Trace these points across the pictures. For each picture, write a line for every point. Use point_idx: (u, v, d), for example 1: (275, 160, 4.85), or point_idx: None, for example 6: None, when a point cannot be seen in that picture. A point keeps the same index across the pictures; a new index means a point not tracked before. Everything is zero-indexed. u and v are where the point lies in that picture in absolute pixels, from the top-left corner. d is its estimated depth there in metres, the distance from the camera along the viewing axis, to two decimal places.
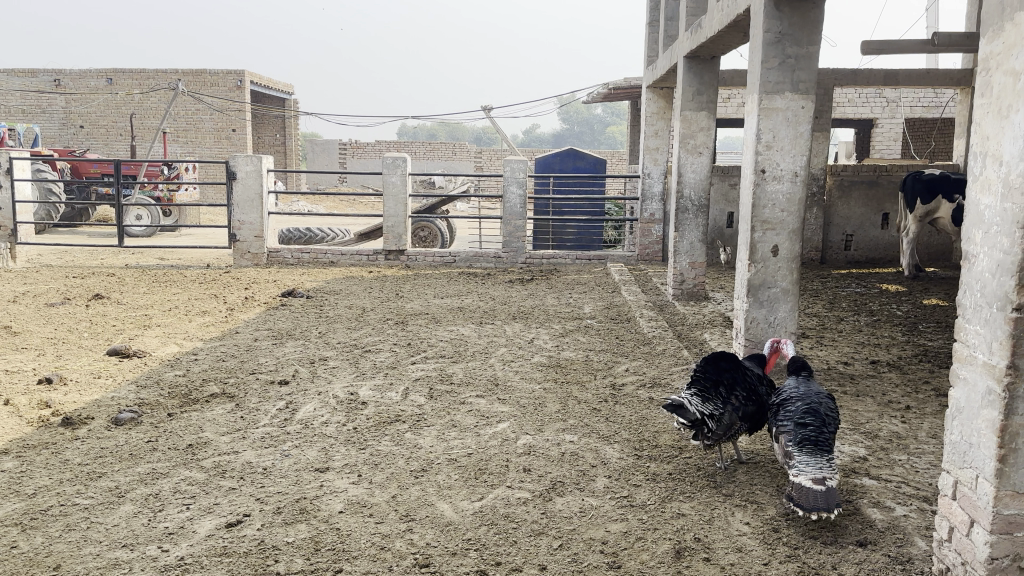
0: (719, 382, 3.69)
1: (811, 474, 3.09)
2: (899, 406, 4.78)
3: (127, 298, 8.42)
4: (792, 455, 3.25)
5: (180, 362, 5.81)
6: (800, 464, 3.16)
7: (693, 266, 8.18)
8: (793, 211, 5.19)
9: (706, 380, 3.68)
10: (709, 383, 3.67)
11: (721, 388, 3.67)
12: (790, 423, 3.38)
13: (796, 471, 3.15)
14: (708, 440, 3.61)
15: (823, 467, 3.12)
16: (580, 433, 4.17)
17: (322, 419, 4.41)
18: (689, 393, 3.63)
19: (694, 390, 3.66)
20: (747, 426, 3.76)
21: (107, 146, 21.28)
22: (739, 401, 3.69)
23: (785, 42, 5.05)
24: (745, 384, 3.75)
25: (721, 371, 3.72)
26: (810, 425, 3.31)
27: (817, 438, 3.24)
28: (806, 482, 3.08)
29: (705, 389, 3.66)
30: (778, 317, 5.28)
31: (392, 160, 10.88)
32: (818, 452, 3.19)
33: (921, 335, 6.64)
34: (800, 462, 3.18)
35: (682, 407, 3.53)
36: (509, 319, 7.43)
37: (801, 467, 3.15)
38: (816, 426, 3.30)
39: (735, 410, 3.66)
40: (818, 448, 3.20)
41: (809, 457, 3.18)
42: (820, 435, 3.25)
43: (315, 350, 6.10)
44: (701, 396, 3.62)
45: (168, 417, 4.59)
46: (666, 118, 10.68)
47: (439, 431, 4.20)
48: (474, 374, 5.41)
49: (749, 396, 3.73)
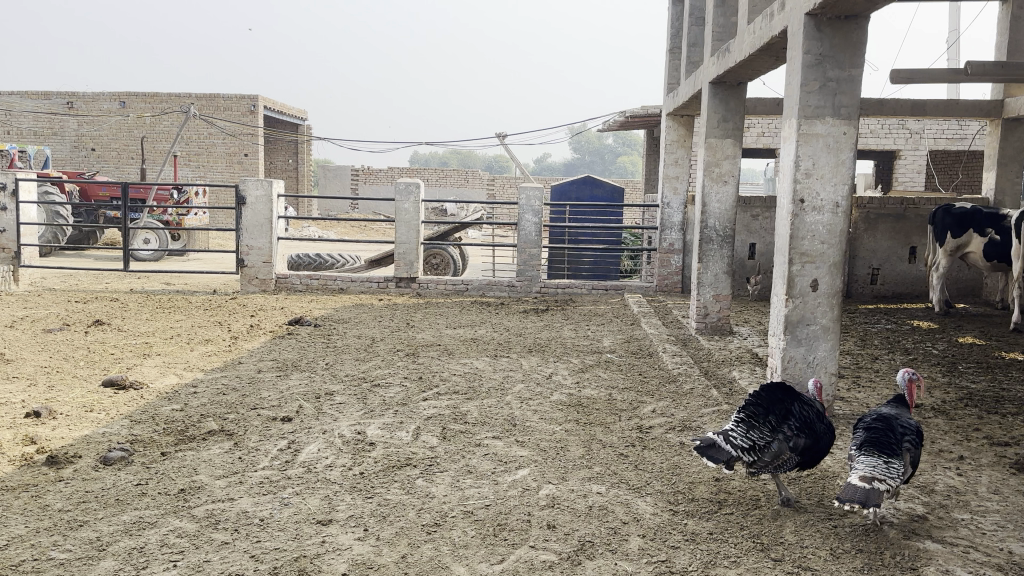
0: (769, 409, 3.46)
1: (862, 472, 3.11)
2: (951, 455, 4.40)
3: (128, 324, 8.11)
4: (855, 458, 3.29)
5: (178, 395, 5.48)
6: (855, 465, 3.19)
7: (717, 299, 7.81)
8: (834, 243, 4.86)
9: (759, 407, 3.46)
10: (757, 410, 3.46)
11: (768, 417, 3.44)
12: (860, 431, 3.44)
13: (851, 471, 3.19)
14: (751, 468, 3.41)
15: (878, 468, 3.13)
16: (607, 483, 3.81)
17: (325, 462, 4.07)
18: (732, 424, 3.42)
19: (743, 417, 3.45)
20: (799, 459, 3.47)
21: (119, 170, 21.17)
22: (790, 430, 3.43)
23: (825, 64, 4.75)
24: (802, 415, 3.48)
25: (769, 398, 3.50)
26: (878, 435, 3.34)
27: (881, 446, 3.26)
28: (856, 480, 3.11)
29: (755, 417, 3.44)
30: (818, 356, 4.94)
31: (405, 186, 10.60)
32: (878, 456, 3.20)
33: (963, 377, 6.25)
34: (858, 464, 3.21)
35: (712, 440, 3.36)
36: (525, 352, 7.08)
37: (856, 467, 3.17)
38: (883, 436, 3.33)
39: (786, 441, 3.41)
40: (879, 451, 3.23)
41: (868, 459, 3.21)
42: (884, 444, 3.26)
43: (321, 384, 5.75)
44: (748, 423, 3.41)
45: (161, 456, 4.26)
46: (686, 146, 10.39)
47: (452, 478, 3.85)
48: (490, 413, 5.05)
49: (802, 427, 3.45)
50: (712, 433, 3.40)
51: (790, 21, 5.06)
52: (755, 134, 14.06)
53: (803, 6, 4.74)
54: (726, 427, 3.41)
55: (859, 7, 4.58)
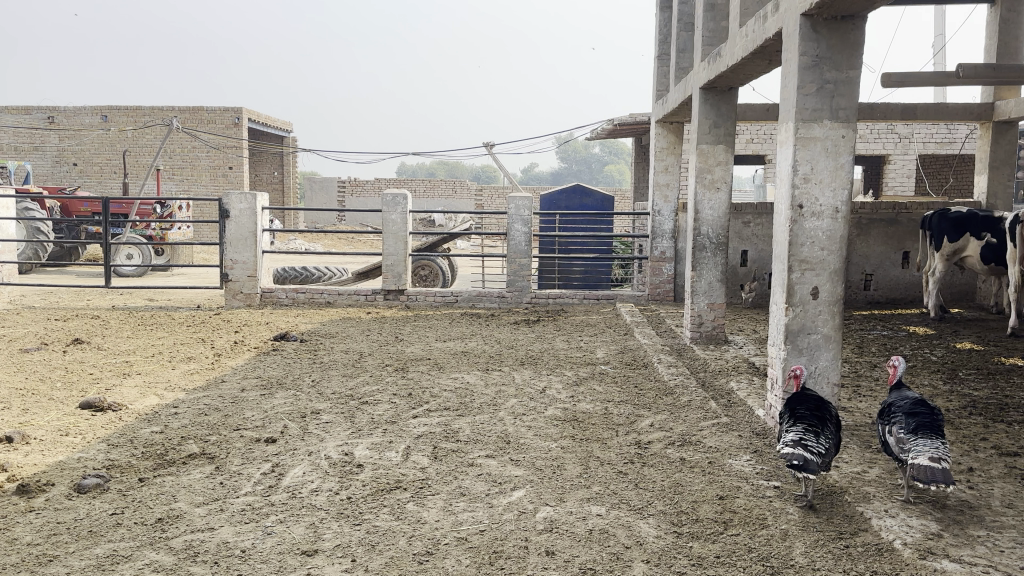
0: (816, 416, 3.68)
1: (928, 453, 3.41)
2: (960, 468, 4.26)
3: (108, 343, 7.89)
4: (910, 442, 3.59)
5: (158, 417, 5.27)
6: (916, 447, 3.49)
7: (711, 308, 7.68)
8: (834, 249, 4.72)
9: (812, 418, 3.66)
10: (806, 421, 3.66)
11: (819, 423, 3.66)
12: (903, 417, 3.76)
13: (913, 452, 3.48)
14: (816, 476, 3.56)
15: (938, 449, 3.45)
16: (607, 504, 3.64)
17: (311, 486, 3.88)
18: (801, 437, 3.53)
19: (804, 429, 3.60)
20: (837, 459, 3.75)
21: (101, 184, 20.90)
22: (833, 433, 3.71)
23: (822, 66, 4.62)
24: (834, 418, 3.79)
25: (806, 407, 3.75)
26: (922, 419, 3.69)
27: (930, 428, 3.60)
28: (923, 461, 3.40)
29: (813, 427, 3.62)
30: (819, 366, 4.80)
31: (391, 198, 10.43)
32: (933, 438, 3.52)
33: (964, 384, 6.12)
34: (916, 446, 3.52)
35: (799, 451, 3.43)
36: (517, 365, 6.91)
37: (919, 449, 3.46)
38: (927, 419, 3.68)
39: (835, 445, 3.66)
40: (933, 432, 3.55)
41: (925, 441, 3.53)
42: (932, 427, 3.60)
43: (307, 402, 5.56)
44: (813, 433, 3.57)
45: (139, 482, 4.06)
46: (676, 153, 10.26)
47: (444, 502, 3.67)
48: (482, 430, 4.87)
49: (839, 429, 3.76)
50: (793, 449, 3.45)
51: (785, 23, 4.94)
52: (744, 141, 13.98)
53: (799, 7, 4.62)
54: (799, 440, 3.50)
55: (856, 7, 4.46)
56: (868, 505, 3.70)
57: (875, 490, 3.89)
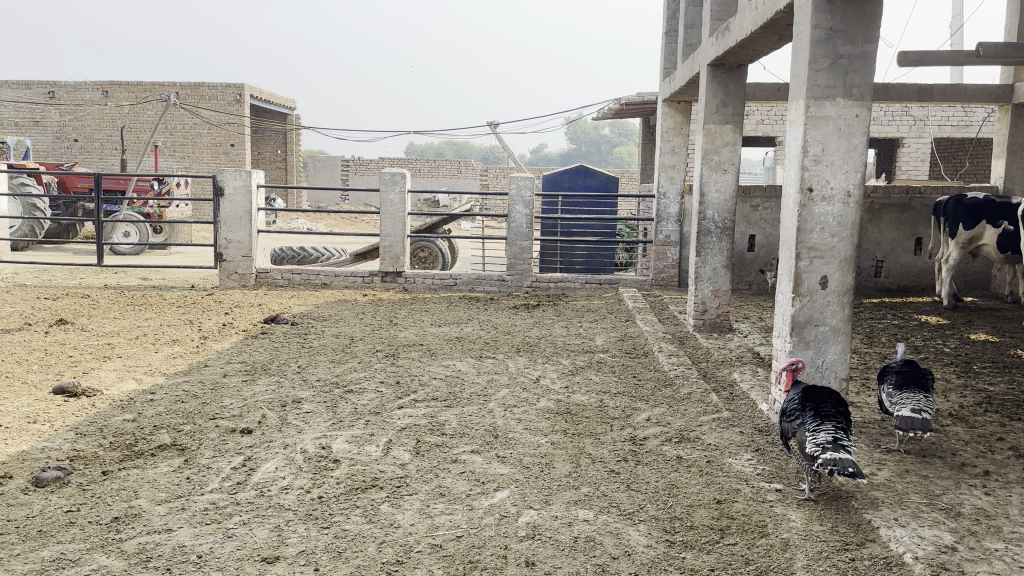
0: (843, 417, 3.53)
1: (910, 406, 4.03)
2: (975, 470, 4.00)
3: (93, 324, 7.65)
4: (895, 395, 4.19)
5: (132, 404, 5.04)
6: (900, 399, 4.10)
7: (716, 294, 7.40)
8: (845, 236, 4.44)
9: (840, 419, 3.51)
10: (834, 422, 3.49)
11: (846, 422, 3.52)
12: (893, 371, 4.35)
13: (898, 403, 4.10)
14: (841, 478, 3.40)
15: (920, 401, 4.05)
16: (595, 508, 3.39)
17: (281, 484, 3.65)
18: (836, 442, 3.37)
19: (834, 430, 3.44)
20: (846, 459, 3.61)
21: (101, 161, 20.65)
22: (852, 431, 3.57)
23: (836, 39, 4.31)
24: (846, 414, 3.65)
25: (826, 402, 3.61)
26: (910, 373, 4.25)
27: (915, 382, 4.19)
28: (906, 412, 4.03)
29: (842, 429, 3.46)
30: (827, 360, 4.53)
31: (389, 176, 10.11)
32: (917, 392, 4.12)
33: (979, 378, 5.84)
34: (900, 398, 4.12)
35: (845, 456, 3.30)
36: (512, 352, 6.66)
37: (903, 401, 4.08)
38: (914, 374, 4.25)
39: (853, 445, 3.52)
40: (917, 388, 4.13)
41: (910, 394, 4.12)
42: (917, 382, 4.18)
43: (289, 390, 5.32)
44: (841, 436, 3.41)
45: (102, 476, 3.83)
46: (683, 133, 9.94)
47: (421, 503, 3.42)
48: (470, 423, 4.63)
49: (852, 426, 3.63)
50: (836, 456, 3.29)
51: None
52: (754, 122, 13.65)
53: None
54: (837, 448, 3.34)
55: None
56: (877, 512, 3.44)
57: (885, 495, 3.62)
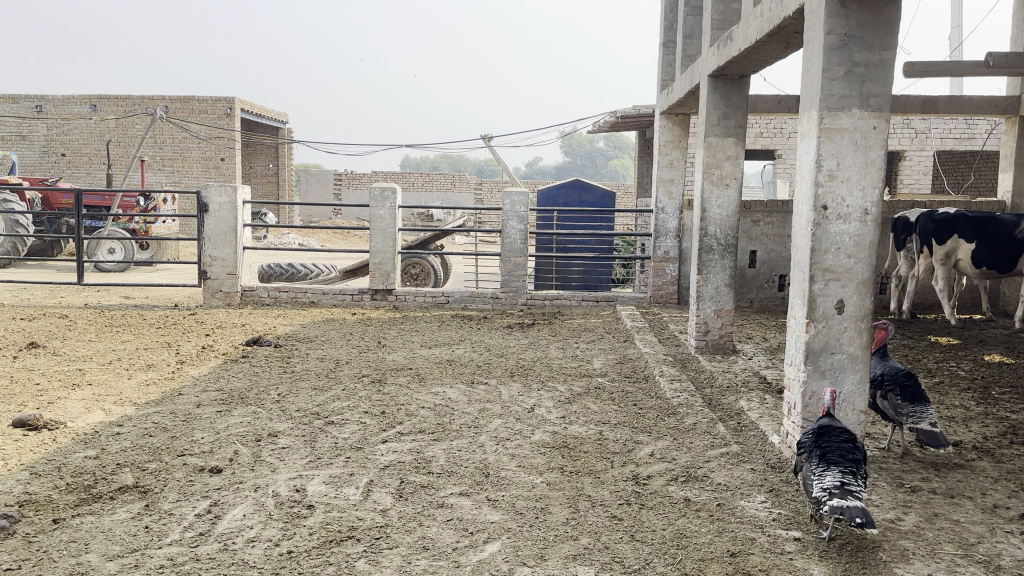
0: (853, 459, 3.19)
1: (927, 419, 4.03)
2: (1009, 513, 3.67)
3: (66, 347, 7.29)
4: (902, 405, 4.14)
5: (97, 438, 4.69)
6: (914, 412, 4.07)
7: (719, 314, 7.06)
8: (862, 257, 4.11)
9: (849, 461, 3.18)
10: (842, 465, 3.15)
11: (856, 465, 3.18)
12: (886, 378, 4.28)
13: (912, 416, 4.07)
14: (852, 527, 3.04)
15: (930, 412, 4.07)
16: (595, 565, 3.04)
17: (247, 535, 3.30)
18: (843, 489, 3.03)
19: (842, 474, 3.10)
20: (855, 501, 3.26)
21: (89, 175, 20.29)
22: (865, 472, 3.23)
23: (851, 46, 4.01)
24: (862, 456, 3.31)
25: (837, 444, 3.28)
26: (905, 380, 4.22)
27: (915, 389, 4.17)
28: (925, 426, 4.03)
29: (852, 473, 3.13)
30: (844, 391, 4.20)
31: (380, 192, 9.80)
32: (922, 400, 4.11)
33: (1000, 406, 5.50)
34: (910, 410, 4.09)
35: (853, 503, 2.96)
36: (505, 377, 6.31)
37: (917, 415, 4.06)
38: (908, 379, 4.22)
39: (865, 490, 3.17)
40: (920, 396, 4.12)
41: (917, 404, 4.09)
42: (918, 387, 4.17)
43: (266, 422, 4.96)
44: (850, 481, 3.07)
45: (52, 525, 3.47)
46: (682, 146, 9.62)
47: (401, 559, 3.07)
48: (459, 459, 4.28)
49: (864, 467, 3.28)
50: (846, 505, 2.95)
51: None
52: (753, 134, 13.38)
53: None
54: (845, 496, 2.99)
55: None
56: (908, 566, 3.10)
57: (915, 546, 3.27)
